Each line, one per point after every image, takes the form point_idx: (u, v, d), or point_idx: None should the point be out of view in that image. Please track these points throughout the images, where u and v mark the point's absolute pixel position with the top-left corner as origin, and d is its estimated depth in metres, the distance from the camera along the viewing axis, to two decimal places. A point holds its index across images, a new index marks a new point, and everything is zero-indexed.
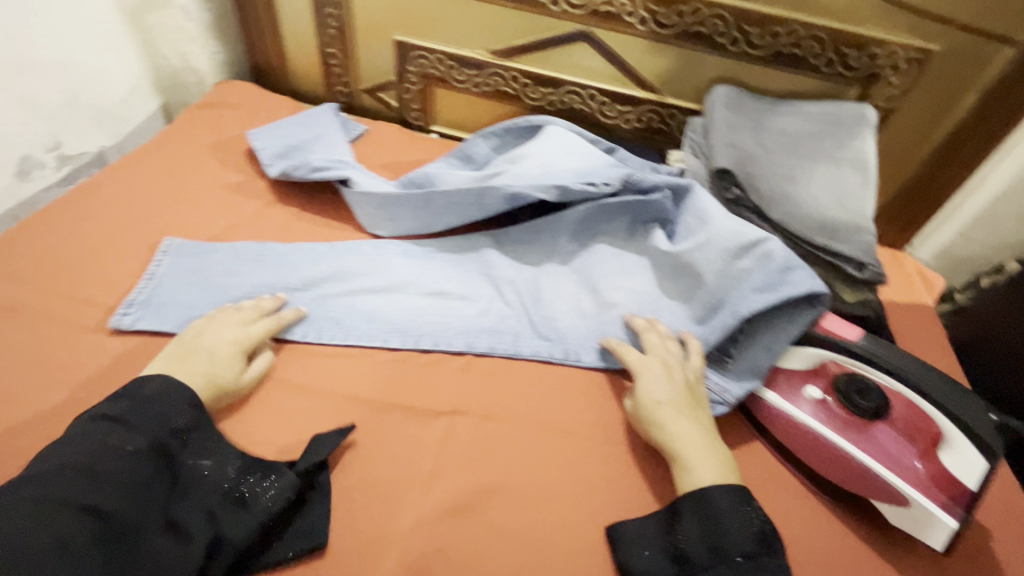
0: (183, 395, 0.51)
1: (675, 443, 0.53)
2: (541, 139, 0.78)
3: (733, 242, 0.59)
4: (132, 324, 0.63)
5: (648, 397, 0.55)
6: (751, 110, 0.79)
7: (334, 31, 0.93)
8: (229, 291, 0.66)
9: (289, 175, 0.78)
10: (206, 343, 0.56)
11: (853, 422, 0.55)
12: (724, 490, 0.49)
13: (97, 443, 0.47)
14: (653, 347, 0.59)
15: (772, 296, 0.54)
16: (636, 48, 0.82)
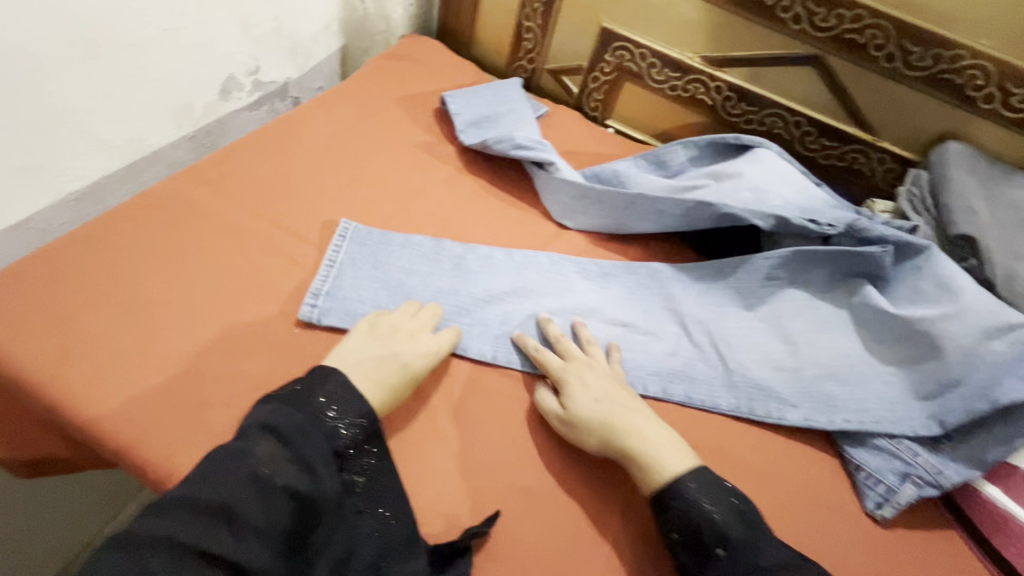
0: (359, 406, 0.47)
1: (623, 435, 0.52)
2: (751, 161, 0.74)
3: (990, 320, 0.56)
4: (320, 318, 0.58)
5: (583, 402, 0.54)
6: (986, 174, 0.72)
7: (540, 6, 0.91)
8: (420, 273, 0.64)
9: (488, 146, 0.77)
10: (387, 353, 0.53)
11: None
12: (718, 500, 0.48)
13: (245, 475, 0.40)
14: (572, 349, 0.59)
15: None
16: (868, 84, 0.77)
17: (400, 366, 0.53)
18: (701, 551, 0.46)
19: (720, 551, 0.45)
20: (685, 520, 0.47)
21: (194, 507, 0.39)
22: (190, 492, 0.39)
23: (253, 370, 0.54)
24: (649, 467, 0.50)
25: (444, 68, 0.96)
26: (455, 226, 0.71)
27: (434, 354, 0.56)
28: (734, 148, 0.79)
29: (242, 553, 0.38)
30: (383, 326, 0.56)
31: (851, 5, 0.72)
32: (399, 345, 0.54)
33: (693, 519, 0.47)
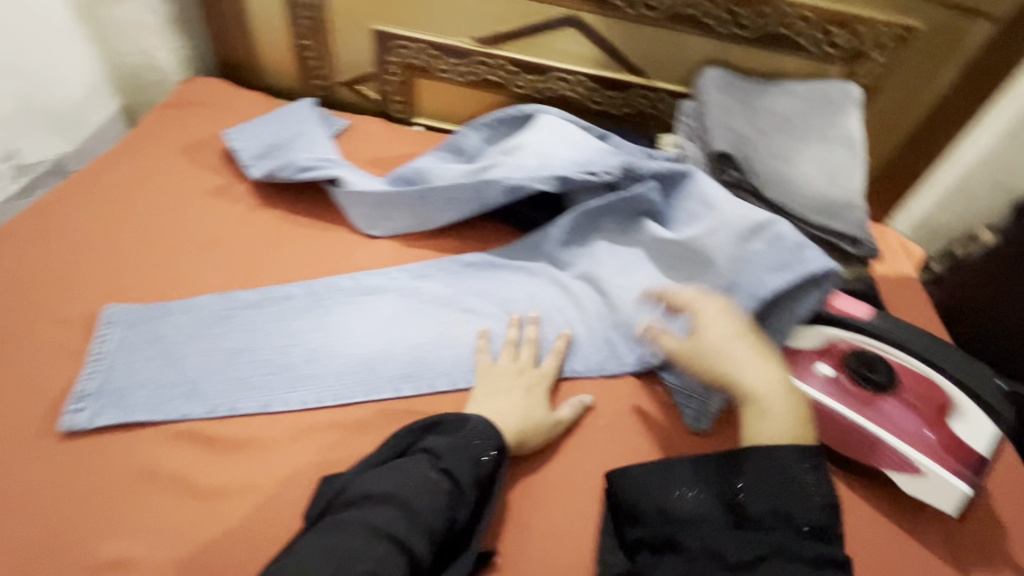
0: (491, 433, 0.53)
1: (779, 395, 0.53)
2: (534, 129, 0.77)
3: (744, 225, 0.62)
4: (90, 422, 0.52)
5: (709, 339, 0.55)
6: (740, 90, 0.78)
7: (308, 22, 0.89)
8: (205, 337, 0.60)
9: (274, 176, 0.75)
10: (508, 387, 0.59)
11: (863, 396, 0.57)
12: (792, 449, 0.49)
13: (416, 480, 0.48)
14: (735, 306, 0.58)
15: (792, 274, 0.57)
16: (625, 32, 0.81)
17: (535, 394, 0.60)
18: (792, 527, 0.47)
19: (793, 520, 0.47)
20: (769, 483, 0.48)
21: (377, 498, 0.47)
22: (371, 495, 0.47)
23: (30, 481, 0.50)
24: (764, 415, 0.52)
25: (232, 105, 0.92)
26: (253, 268, 0.68)
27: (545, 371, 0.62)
28: (520, 119, 0.81)
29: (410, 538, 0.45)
30: (479, 365, 0.62)
31: None
32: (499, 377, 0.61)
33: (798, 494, 0.47)
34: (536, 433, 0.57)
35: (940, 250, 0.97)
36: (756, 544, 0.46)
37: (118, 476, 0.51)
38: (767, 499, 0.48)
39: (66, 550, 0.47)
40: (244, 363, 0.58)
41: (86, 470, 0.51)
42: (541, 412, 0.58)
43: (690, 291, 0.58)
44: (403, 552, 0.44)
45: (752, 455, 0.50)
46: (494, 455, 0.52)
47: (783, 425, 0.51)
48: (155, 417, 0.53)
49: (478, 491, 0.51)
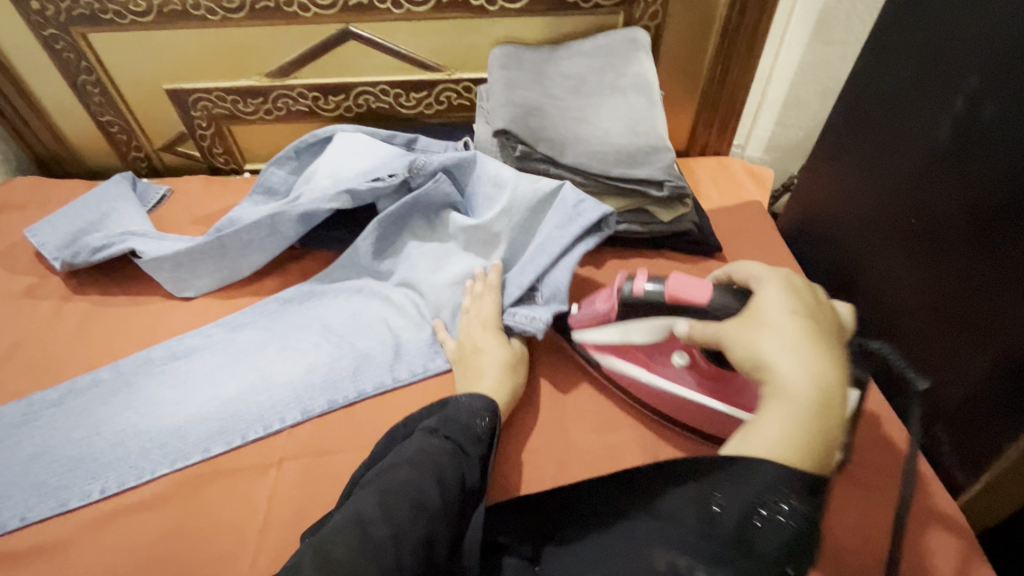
0: (479, 403, 0.51)
1: (813, 391, 0.40)
2: (330, 150, 0.76)
3: (533, 198, 0.63)
4: None
5: (774, 309, 0.45)
6: (527, 62, 0.77)
7: (100, 97, 0.87)
8: (0, 449, 0.57)
9: (74, 263, 0.73)
10: (468, 348, 0.59)
11: (720, 377, 0.54)
12: (777, 466, 0.36)
13: (423, 443, 0.47)
14: (819, 298, 0.48)
15: (579, 229, 0.61)
16: (404, 32, 0.80)
17: (489, 341, 0.58)
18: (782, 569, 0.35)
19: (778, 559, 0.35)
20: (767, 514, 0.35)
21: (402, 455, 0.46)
22: (388, 462, 0.46)
23: None
24: (787, 417, 0.39)
25: (49, 200, 0.90)
26: (60, 363, 0.66)
27: (486, 316, 0.60)
28: (321, 143, 0.80)
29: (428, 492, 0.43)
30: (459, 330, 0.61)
31: None
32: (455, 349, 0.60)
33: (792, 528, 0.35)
34: (512, 372, 0.57)
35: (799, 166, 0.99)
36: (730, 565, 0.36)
37: None
38: (757, 528, 0.35)
39: None
40: (40, 467, 0.56)
41: None
42: (500, 350, 0.58)
43: (759, 269, 0.51)
44: (422, 508, 0.42)
45: (753, 473, 0.36)
46: (489, 423, 0.51)
47: (802, 427, 0.38)
48: None
49: (483, 450, 0.50)
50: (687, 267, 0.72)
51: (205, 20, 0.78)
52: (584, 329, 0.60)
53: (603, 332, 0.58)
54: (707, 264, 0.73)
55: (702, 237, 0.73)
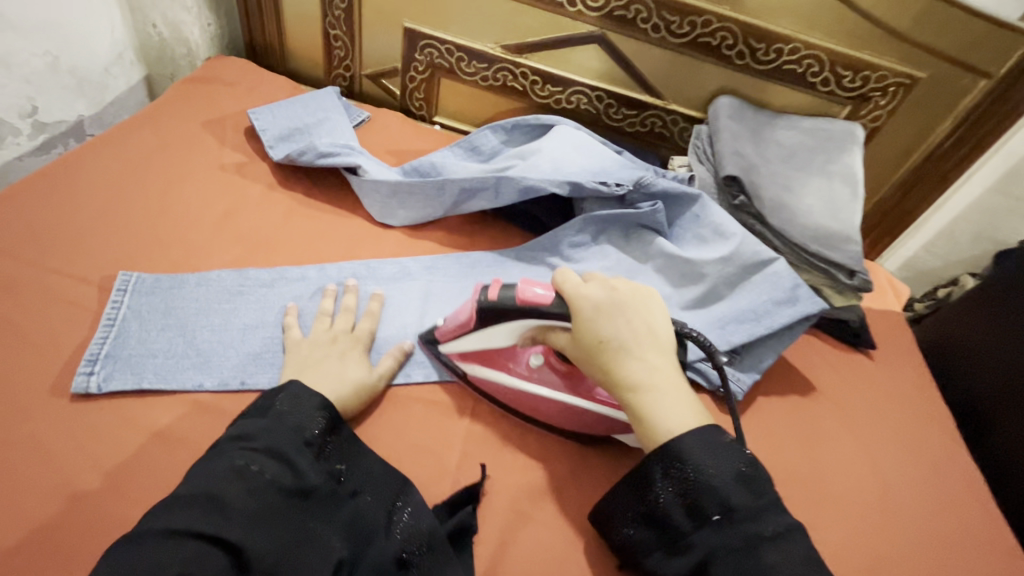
0: (314, 400, 0.51)
1: (629, 391, 0.51)
2: (550, 137, 0.80)
3: (751, 259, 0.69)
4: (100, 386, 0.52)
5: (592, 338, 0.52)
6: (752, 121, 0.82)
7: (340, 12, 0.91)
8: (217, 310, 0.61)
9: (294, 160, 0.77)
10: (331, 359, 0.57)
11: (572, 374, 0.59)
12: (693, 435, 0.47)
13: (228, 471, 0.44)
14: (625, 297, 0.54)
15: (792, 313, 0.66)
16: (646, 54, 0.84)
17: (351, 358, 0.58)
18: (706, 522, 0.46)
19: (764, 519, 0.45)
20: (725, 524, 0.45)
21: (182, 504, 0.42)
22: (188, 524, 0.41)
23: (29, 436, 0.49)
24: (648, 416, 0.50)
25: (254, 84, 0.93)
26: (267, 247, 0.70)
27: (358, 342, 0.60)
28: (539, 128, 0.85)
29: (270, 533, 0.43)
30: (315, 333, 0.60)
31: None
32: (351, 339, 0.60)
33: (691, 487, 0.46)
34: (360, 395, 0.56)
35: (924, 291, 1.03)
36: (716, 547, 0.45)
37: (124, 440, 0.51)
38: (719, 530, 0.45)
39: (59, 501, 0.47)
40: (257, 339, 0.59)
41: (94, 427, 0.51)
42: (363, 375, 0.57)
43: (567, 280, 0.55)
44: (218, 546, 0.41)
45: (656, 472, 0.48)
46: (325, 421, 0.51)
47: (666, 411, 0.49)
48: (168, 385, 0.54)
49: (314, 451, 0.49)
50: (836, 351, 0.77)
51: None
52: (451, 339, 0.61)
53: (467, 343, 0.60)
54: (856, 356, 0.78)
55: (860, 331, 0.77)
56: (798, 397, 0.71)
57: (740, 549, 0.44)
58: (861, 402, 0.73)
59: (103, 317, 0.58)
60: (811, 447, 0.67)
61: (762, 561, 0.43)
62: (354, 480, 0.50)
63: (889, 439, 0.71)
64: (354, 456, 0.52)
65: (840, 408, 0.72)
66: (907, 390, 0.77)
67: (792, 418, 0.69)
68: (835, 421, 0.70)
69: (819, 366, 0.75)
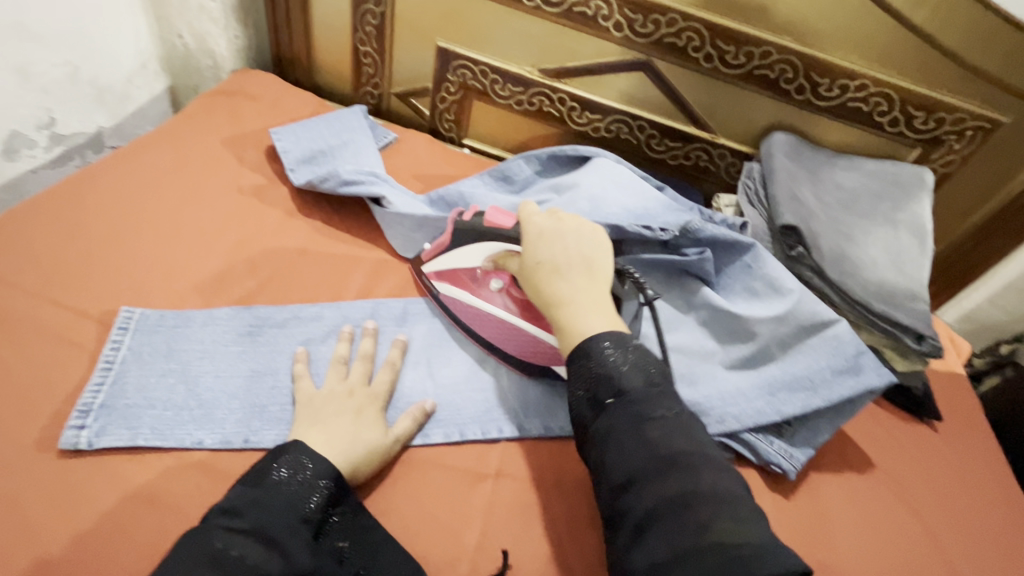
0: (318, 466, 0.46)
1: (552, 306, 0.51)
2: (589, 170, 0.74)
3: (809, 321, 0.62)
4: (91, 441, 0.48)
5: (531, 259, 0.53)
6: (809, 161, 0.76)
7: (372, 28, 0.87)
8: (223, 353, 0.56)
9: (316, 185, 0.72)
10: (347, 410, 0.52)
11: (532, 306, 0.61)
12: (609, 344, 0.47)
13: (207, 559, 0.39)
14: (567, 225, 0.55)
15: (855, 385, 0.59)
16: (696, 84, 0.78)
17: (366, 415, 0.53)
18: (601, 409, 0.45)
19: (656, 403, 0.44)
20: (620, 410, 0.44)
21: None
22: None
23: (11, 496, 0.45)
24: (569, 327, 0.49)
25: (279, 100, 0.89)
26: (281, 281, 0.65)
27: (375, 396, 0.55)
28: (576, 159, 0.79)
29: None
30: (330, 385, 0.55)
31: (664, 10, 0.72)
32: (366, 392, 0.55)
33: (591, 375, 0.46)
34: (372, 460, 0.51)
35: (985, 346, 0.95)
36: (609, 433, 0.44)
37: (113, 503, 0.46)
38: (613, 415, 0.44)
39: (36, 574, 0.42)
40: (264, 389, 0.55)
41: (82, 486, 0.46)
42: (376, 435, 0.52)
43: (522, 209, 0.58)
44: None
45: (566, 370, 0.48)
46: (328, 492, 0.46)
47: (589, 324, 0.49)
48: (164, 441, 0.49)
49: (311, 529, 0.44)
50: (897, 421, 0.70)
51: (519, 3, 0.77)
52: (432, 258, 0.66)
53: (440, 262, 0.64)
54: (918, 426, 0.70)
55: (925, 401, 0.69)
56: (856, 474, 0.64)
57: (629, 430, 0.43)
58: (927, 482, 0.66)
59: (102, 359, 0.53)
60: (872, 535, 0.60)
61: (648, 438, 0.43)
62: (356, 560, 0.47)
63: (960, 527, 0.63)
64: (359, 531, 0.48)
65: (903, 488, 0.64)
66: (977, 468, 0.69)
67: (849, 499, 0.62)
68: (897, 503, 0.63)
69: (876, 435, 0.68)
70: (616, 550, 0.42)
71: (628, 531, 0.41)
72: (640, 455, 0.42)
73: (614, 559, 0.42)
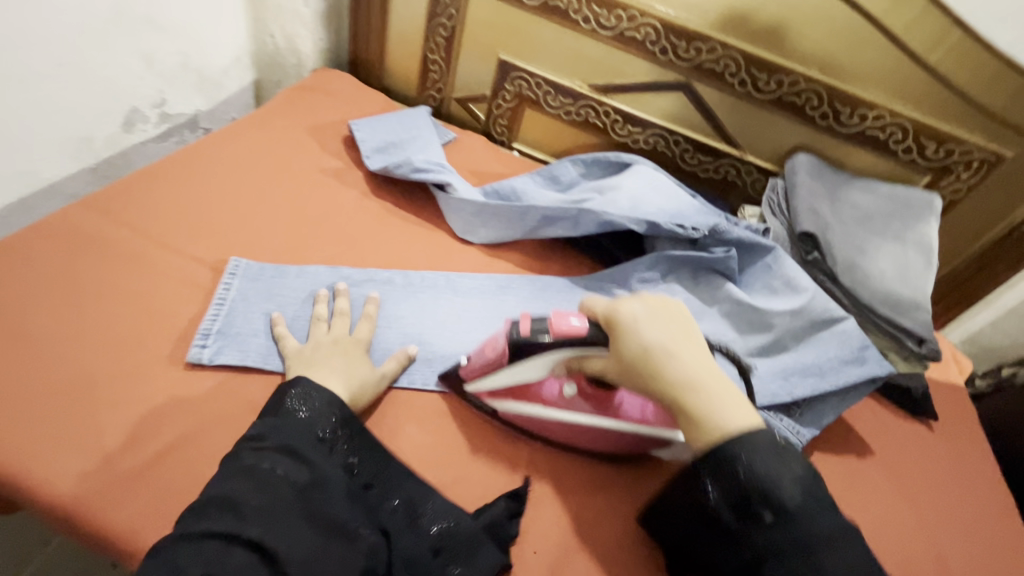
0: (320, 396, 0.53)
1: (682, 394, 0.50)
2: (629, 175, 0.84)
3: (820, 316, 0.70)
4: (211, 358, 0.58)
5: (635, 350, 0.52)
6: (829, 179, 0.84)
7: (442, 39, 0.98)
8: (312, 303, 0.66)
9: (389, 171, 0.82)
10: (319, 357, 0.58)
11: (606, 399, 0.59)
12: (753, 432, 0.48)
13: (241, 473, 0.46)
14: (661, 305, 0.55)
15: (859, 374, 0.66)
16: (729, 106, 0.87)
17: (354, 358, 0.60)
18: (753, 523, 0.46)
19: (819, 522, 0.45)
20: (784, 535, 0.45)
21: (204, 507, 0.44)
22: (208, 526, 0.42)
23: (145, 396, 0.54)
24: (703, 419, 0.49)
25: (354, 97, 1.00)
26: (357, 249, 0.75)
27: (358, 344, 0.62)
28: (617, 165, 0.89)
29: (294, 530, 0.45)
30: (314, 337, 0.61)
31: (706, 39, 0.82)
32: (345, 341, 0.61)
33: (740, 485, 0.47)
34: (368, 390, 0.58)
35: (988, 367, 1.00)
36: (772, 549, 0.45)
37: (226, 410, 0.55)
38: (774, 535, 0.45)
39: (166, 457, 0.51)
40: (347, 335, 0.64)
41: (201, 395, 0.56)
42: (366, 375, 0.59)
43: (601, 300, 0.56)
44: (245, 541, 0.42)
45: (704, 472, 0.49)
46: (335, 417, 0.53)
47: (720, 410, 0.49)
48: (268, 365, 0.59)
49: (324, 447, 0.51)
50: (898, 419, 0.77)
51: (577, 25, 0.88)
52: (477, 378, 0.61)
53: (497, 379, 0.60)
54: (916, 425, 0.77)
55: (924, 401, 0.76)
56: (856, 459, 0.71)
57: (794, 552, 0.45)
58: (922, 473, 0.72)
59: (215, 298, 0.63)
60: (868, 511, 0.66)
61: (818, 563, 0.44)
62: (367, 473, 0.54)
63: (950, 514, 0.69)
64: (367, 450, 0.54)
65: (899, 476, 0.71)
66: (970, 467, 0.75)
67: (848, 479, 0.69)
68: (891, 487, 0.69)
69: (876, 429, 0.75)
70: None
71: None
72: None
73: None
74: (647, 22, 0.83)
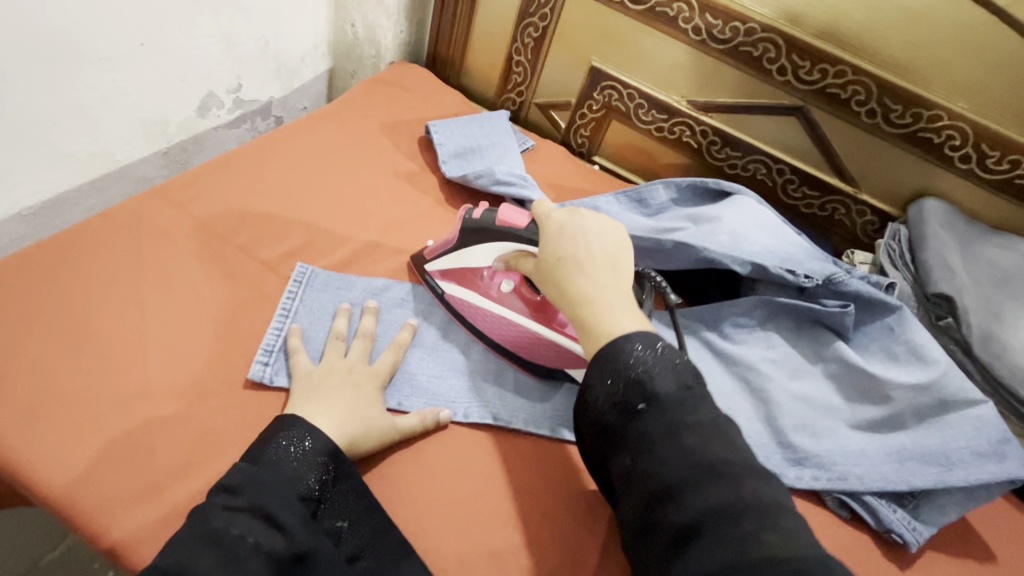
0: (319, 444, 0.46)
1: (577, 302, 0.50)
2: (731, 205, 0.75)
3: (951, 397, 0.60)
4: (273, 379, 0.53)
5: (550, 254, 0.53)
6: (961, 232, 0.73)
7: (530, 40, 0.91)
8: (381, 322, 0.61)
9: (469, 180, 0.77)
10: (328, 385, 0.52)
11: (544, 307, 0.61)
12: (639, 339, 0.46)
13: (210, 538, 0.39)
14: (589, 223, 0.54)
15: (996, 474, 0.56)
16: (850, 137, 0.77)
17: (364, 391, 0.53)
18: (630, 415, 0.45)
19: (688, 408, 0.44)
20: (659, 427, 0.43)
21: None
22: None
23: (203, 416, 0.50)
24: (594, 325, 0.48)
25: (431, 95, 0.94)
26: None
27: (375, 375, 0.55)
28: (715, 193, 0.80)
29: None
30: (328, 361, 0.55)
31: (835, 61, 0.73)
32: (366, 369, 0.55)
33: (618, 378, 0.45)
34: (373, 435, 0.50)
35: None
36: (647, 441, 0.43)
37: None
38: (657, 436, 0.43)
39: None
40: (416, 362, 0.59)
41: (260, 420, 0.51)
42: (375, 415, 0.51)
43: (542, 209, 0.57)
44: None
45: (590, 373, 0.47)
46: (329, 469, 0.46)
47: (615, 319, 0.48)
48: None
49: (309, 508, 0.44)
50: None
51: (684, 36, 0.80)
52: (436, 258, 0.65)
53: (446, 260, 0.64)
54: None
55: None
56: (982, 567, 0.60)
57: (664, 436, 0.43)
58: None
59: (280, 309, 0.59)
60: None
61: (690, 455, 0.41)
62: (355, 541, 0.45)
63: None
64: (360, 513, 0.46)
65: None
66: None
67: None
68: None
69: (1004, 531, 0.64)
70: (649, 558, 0.41)
71: (663, 542, 0.40)
72: (686, 466, 0.41)
73: (646, 566, 0.42)
74: (768, 38, 0.75)
